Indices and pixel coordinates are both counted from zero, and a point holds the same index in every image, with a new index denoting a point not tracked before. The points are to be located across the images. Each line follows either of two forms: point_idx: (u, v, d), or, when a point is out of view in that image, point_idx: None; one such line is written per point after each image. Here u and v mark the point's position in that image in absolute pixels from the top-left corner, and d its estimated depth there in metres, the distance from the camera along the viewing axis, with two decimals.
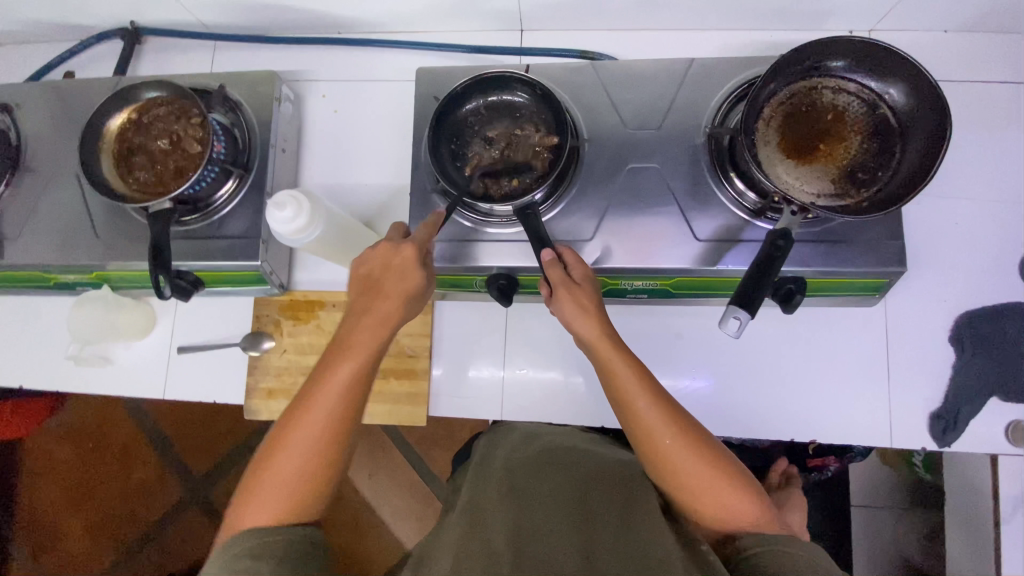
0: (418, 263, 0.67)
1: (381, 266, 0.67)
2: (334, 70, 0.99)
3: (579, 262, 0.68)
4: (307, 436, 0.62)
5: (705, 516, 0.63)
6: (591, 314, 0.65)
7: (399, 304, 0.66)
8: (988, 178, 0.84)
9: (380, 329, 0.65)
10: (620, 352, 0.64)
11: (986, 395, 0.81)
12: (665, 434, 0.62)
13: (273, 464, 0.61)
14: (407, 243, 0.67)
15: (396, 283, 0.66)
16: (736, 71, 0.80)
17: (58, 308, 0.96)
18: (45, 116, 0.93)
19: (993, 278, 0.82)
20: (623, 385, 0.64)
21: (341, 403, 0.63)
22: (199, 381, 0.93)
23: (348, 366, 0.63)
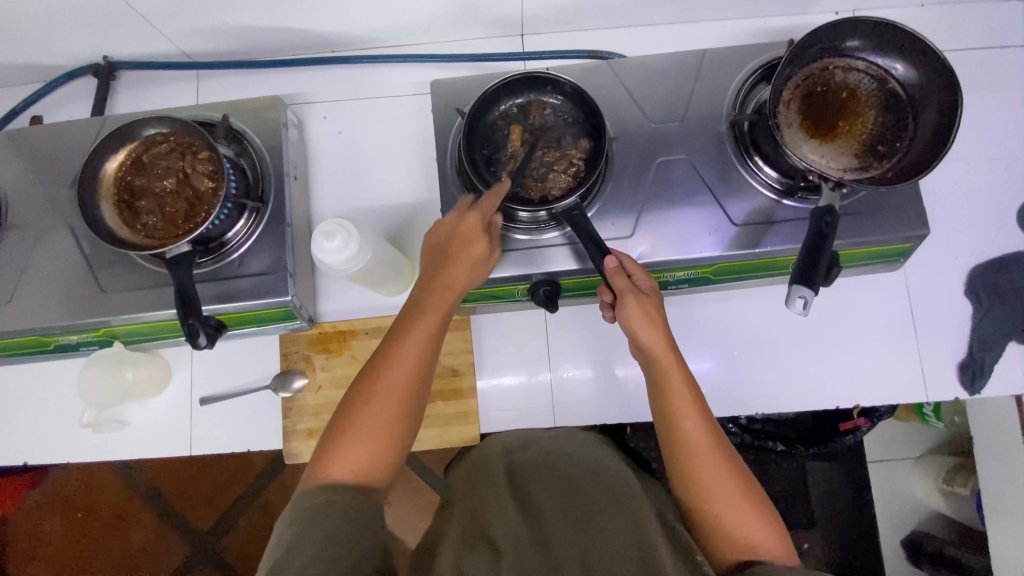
0: (484, 229, 0.68)
1: (440, 239, 0.69)
2: (333, 90, 0.95)
3: (642, 273, 0.70)
4: (389, 385, 0.61)
5: (727, 543, 0.62)
6: (657, 323, 0.65)
7: (469, 269, 0.67)
8: (978, 140, 0.90)
9: (455, 290, 0.67)
10: (673, 365, 0.65)
11: (1005, 340, 0.85)
12: (705, 458, 0.63)
13: (355, 415, 0.60)
14: (472, 211, 0.68)
15: (462, 248, 0.67)
16: (747, 58, 0.82)
17: (59, 373, 0.88)
18: (22, 167, 0.86)
19: (995, 231, 0.88)
20: (676, 401, 0.65)
21: (416, 358, 0.63)
22: (227, 432, 0.87)
23: (426, 322, 0.64)
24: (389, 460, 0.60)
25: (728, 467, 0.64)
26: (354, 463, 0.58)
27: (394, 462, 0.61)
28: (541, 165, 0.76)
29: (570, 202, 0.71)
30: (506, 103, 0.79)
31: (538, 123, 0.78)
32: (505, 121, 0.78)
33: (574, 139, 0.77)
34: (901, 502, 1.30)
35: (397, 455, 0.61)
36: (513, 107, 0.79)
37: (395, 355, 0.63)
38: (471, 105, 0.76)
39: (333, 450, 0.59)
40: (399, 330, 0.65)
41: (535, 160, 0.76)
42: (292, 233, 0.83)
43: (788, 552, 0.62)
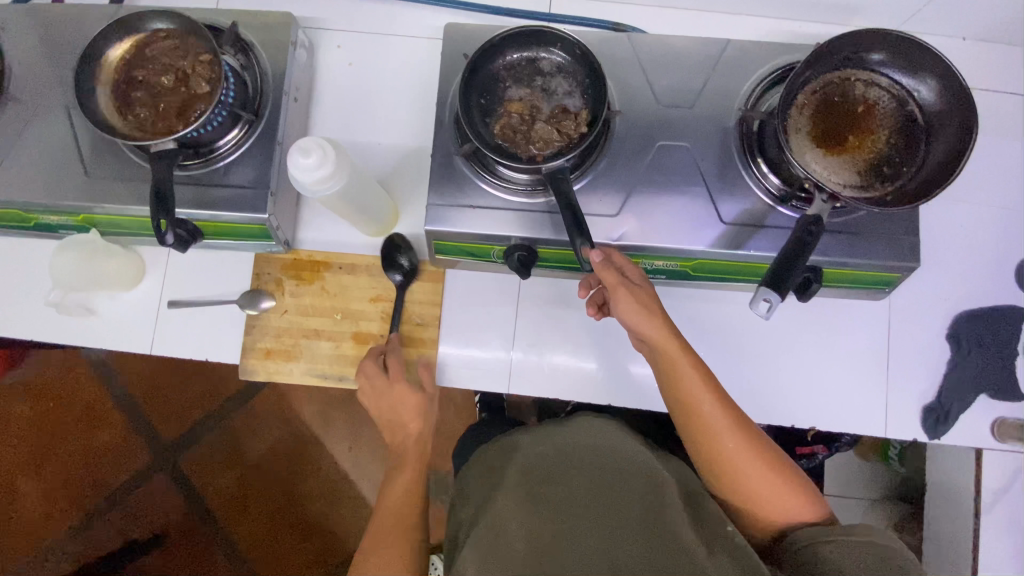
0: (402, 372, 0.80)
1: (392, 407, 0.80)
2: (351, 21, 0.94)
3: (631, 265, 0.71)
4: (389, 513, 0.73)
5: (765, 517, 0.67)
6: (656, 314, 0.67)
7: (416, 396, 0.80)
8: (993, 185, 0.87)
9: (416, 442, 0.80)
10: (682, 358, 0.66)
11: (977, 392, 0.83)
12: (730, 438, 0.65)
13: (375, 546, 0.69)
14: (393, 380, 0.80)
15: (407, 412, 0.80)
16: (771, 56, 0.79)
17: (36, 251, 0.89)
18: (33, 42, 0.86)
19: (990, 281, 0.86)
20: (689, 388, 0.66)
21: (405, 495, 0.75)
22: (190, 338, 0.88)
23: (405, 472, 0.77)
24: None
25: (758, 453, 0.66)
26: None
27: None
28: (538, 123, 0.74)
29: (558, 165, 0.70)
30: (514, 54, 0.77)
31: (543, 82, 0.76)
32: (508, 76, 0.76)
33: (576, 105, 0.75)
34: None
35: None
36: (520, 60, 0.77)
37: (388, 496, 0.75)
38: (476, 51, 0.74)
39: None
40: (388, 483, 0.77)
41: (531, 121, 0.75)
42: (281, 153, 0.83)
43: (824, 513, 0.67)
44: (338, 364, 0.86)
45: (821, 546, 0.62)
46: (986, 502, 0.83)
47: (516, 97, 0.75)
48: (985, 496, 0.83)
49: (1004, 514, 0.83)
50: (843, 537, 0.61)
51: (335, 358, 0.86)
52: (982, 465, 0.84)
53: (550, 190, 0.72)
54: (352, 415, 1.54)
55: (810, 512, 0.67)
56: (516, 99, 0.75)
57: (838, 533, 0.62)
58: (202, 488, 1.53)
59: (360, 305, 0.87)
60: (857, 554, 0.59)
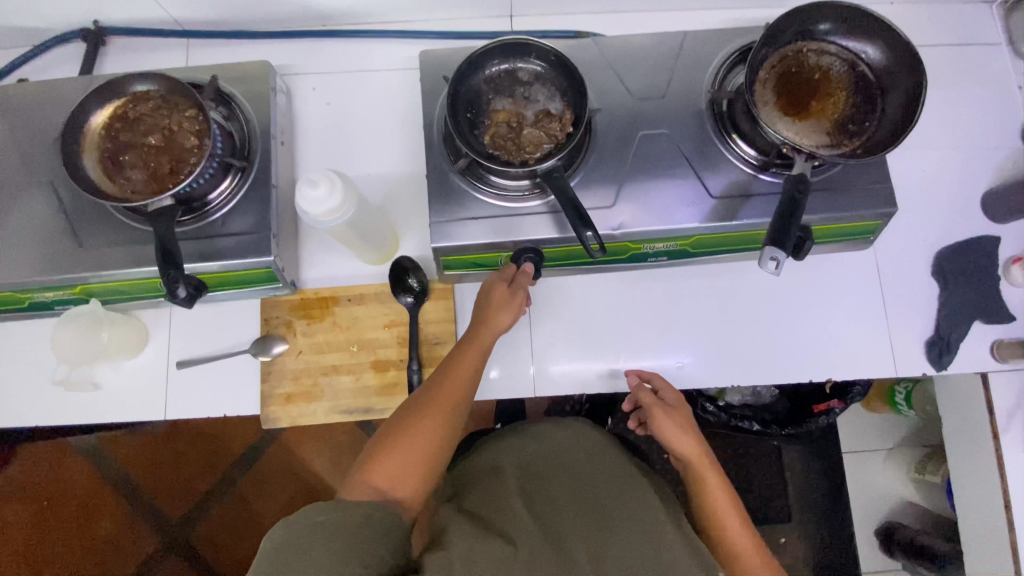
0: (510, 277, 0.79)
1: (486, 294, 0.78)
2: (324, 64, 0.97)
3: (667, 386, 0.85)
4: (448, 393, 0.72)
5: None
6: (690, 433, 0.82)
7: (516, 309, 0.77)
8: (945, 129, 0.94)
9: (495, 334, 0.77)
10: (710, 471, 0.81)
11: (971, 319, 0.88)
12: (740, 539, 0.78)
13: (418, 418, 0.69)
14: (501, 272, 0.80)
15: (501, 309, 0.77)
16: (727, 40, 0.85)
17: (31, 333, 0.86)
18: (6, 126, 0.85)
19: (961, 216, 0.92)
20: (716, 498, 0.80)
21: (462, 386, 0.72)
22: (205, 396, 0.86)
23: (473, 352, 0.75)
24: (426, 475, 0.68)
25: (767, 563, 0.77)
26: (395, 474, 0.66)
27: (429, 474, 0.69)
28: (526, 129, 0.77)
29: (552, 164, 0.74)
30: (493, 67, 0.80)
31: (523, 91, 0.80)
32: (489, 89, 0.80)
33: (559, 108, 0.79)
34: (870, 491, 1.35)
35: (437, 469, 0.70)
36: (498, 73, 0.81)
37: (450, 375, 0.73)
38: (457, 70, 0.78)
39: (379, 461, 0.66)
40: (452, 357, 0.75)
41: (518, 128, 0.78)
42: (276, 196, 0.84)
43: None
44: (362, 396, 0.86)
45: None
46: (1002, 422, 0.88)
47: (500, 107, 0.79)
48: (1000, 416, 0.87)
49: (1020, 431, 0.87)
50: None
51: (357, 391, 0.86)
52: (990, 387, 0.88)
53: (546, 188, 0.74)
54: None
55: None
56: (500, 110, 0.79)
57: None
58: (222, 561, 1.46)
59: (375, 334, 0.87)
60: None
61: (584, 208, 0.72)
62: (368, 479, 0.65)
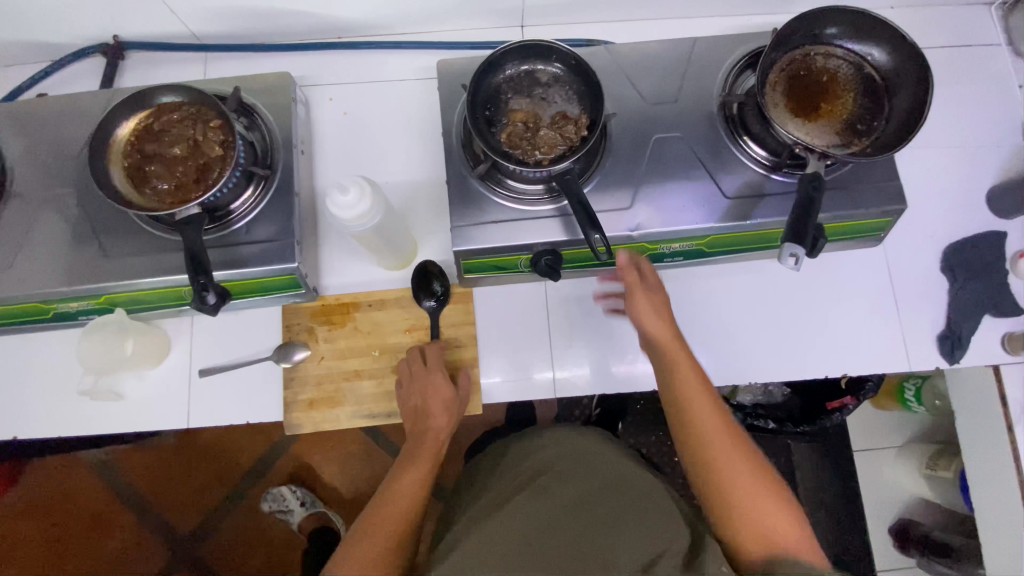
0: (441, 366, 0.84)
1: (426, 394, 0.82)
2: (340, 75, 0.99)
3: (651, 268, 0.79)
4: (399, 501, 0.76)
5: (755, 540, 0.68)
6: (662, 315, 0.76)
7: (448, 410, 0.83)
8: (948, 128, 0.97)
9: (437, 436, 0.83)
10: (679, 351, 0.74)
11: (981, 313, 0.90)
12: (727, 450, 0.70)
13: (369, 532, 0.72)
14: (433, 371, 0.83)
15: (437, 407, 0.82)
16: (736, 44, 0.88)
17: (54, 344, 0.87)
18: (28, 138, 0.86)
19: (967, 212, 0.94)
20: (696, 401, 0.72)
21: (411, 495, 0.76)
22: (227, 403, 0.87)
23: (417, 465, 0.79)
24: None
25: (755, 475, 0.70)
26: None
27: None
28: (543, 129, 0.79)
29: (564, 167, 0.75)
30: (513, 69, 0.82)
31: (541, 94, 0.82)
32: (507, 90, 0.82)
33: (575, 112, 0.81)
34: (882, 488, 1.36)
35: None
36: (517, 75, 0.83)
37: (397, 489, 0.77)
38: (477, 69, 0.79)
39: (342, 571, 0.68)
40: (396, 475, 0.79)
41: (534, 129, 0.79)
42: (298, 204, 0.85)
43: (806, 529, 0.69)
44: (384, 401, 0.87)
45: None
46: (1015, 414, 0.89)
47: (517, 108, 0.80)
48: (1012, 407, 0.89)
49: None
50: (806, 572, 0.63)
51: (380, 395, 0.87)
52: (1002, 379, 0.89)
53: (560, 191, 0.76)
54: (378, 467, 1.48)
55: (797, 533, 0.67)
56: (516, 111, 0.80)
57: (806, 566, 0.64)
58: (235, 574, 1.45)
59: (396, 338, 0.88)
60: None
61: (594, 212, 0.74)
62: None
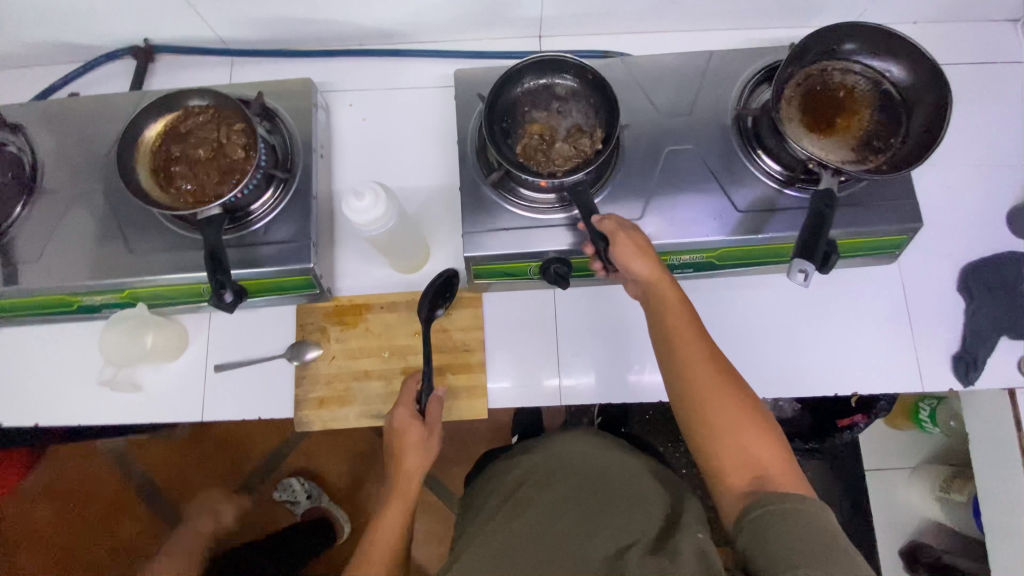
0: (411, 414, 0.83)
1: (397, 435, 0.83)
2: (360, 81, 1.01)
3: (628, 222, 0.77)
4: (376, 550, 0.79)
5: (734, 463, 0.64)
6: (645, 256, 0.73)
7: (419, 450, 0.83)
8: (970, 146, 0.95)
9: (414, 475, 0.84)
10: (669, 291, 0.72)
11: (998, 334, 0.89)
12: (704, 374, 0.67)
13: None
14: (397, 409, 0.83)
15: (407, 447, 0.82)
16: (752, 59, 0.88)
17: (77, 334, 0.90)
18: (60, 135, 0.90)
19: (987, 231, 0.92)
20: (673, 325, 0.70)
21: (386, 546, 0.79)
22: (240, 398, 0.89)
23: (393, 510, 0.82)
24: None
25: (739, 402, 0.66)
26: None
27: None
28: (559, 142, 0.80)
29: (577, 178, 0.76)
30: (531, 82, 0.84)
31: (557, 108, 0.83)
32: (524, 102, 0.83)
33: (589, 126, 0.82)
34: (893, 508, 1.33)
35: None
36: (535, 87, 0.84)
37: (374, 538, 0.80)
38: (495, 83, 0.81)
39: None
40: (375, 519, 0.83)
41: (550, 142, 0.80)
42: (315, 206, 0.87)
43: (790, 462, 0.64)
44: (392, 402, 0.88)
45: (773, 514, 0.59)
46: None
47: (533, 120, 0.82)
48: None
49: None
50: (786, 505, 0.59)
51: (388, 396, 0.88)
52: (1018, 403, 0.88)
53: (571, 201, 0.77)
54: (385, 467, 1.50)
55: (778, 463, 0.63)
56: (532, 122, 0.82)
57: (781, 499, 0.60)
58: None
59: (406, 340, 0.90)
60: (791, 523, 0.58)
61: (592, 223, 0.74)
62: None
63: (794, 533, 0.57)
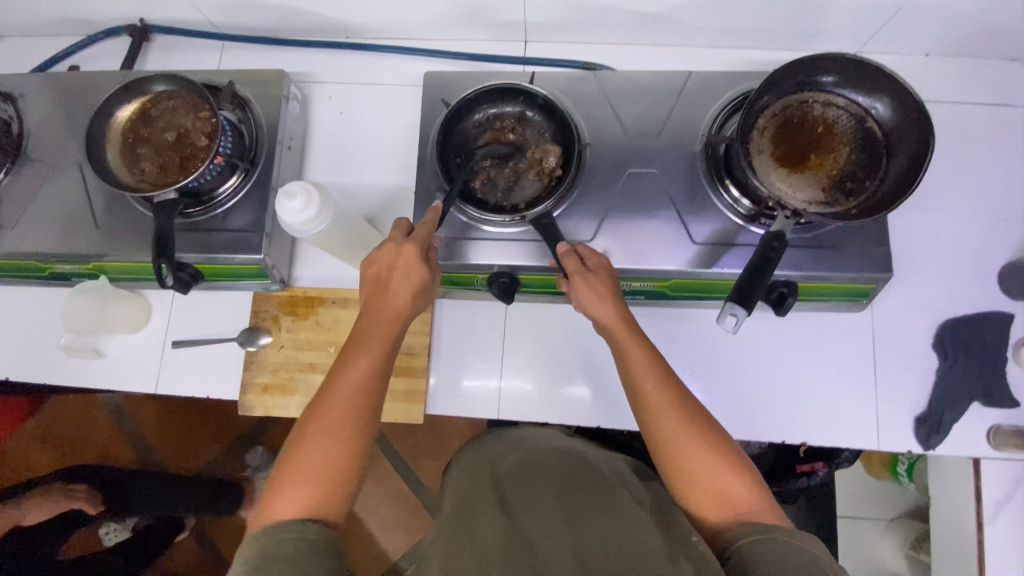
0: (420, 259, 0.68)
1: (393, 268, 0.68)
2: (342, 74, 1.01)
3: (594, 253, 0.73)
4: (346, 384, 0.63)
5: (708, 502, 0.60)
6: (606, 298, 0.69)
7: (413, 298, 0.68)
8: (968, 193, 0.89)
9: (396, 320, 0.67)
10: (627, 337, 0.68)
11: (969, 400, 0.83)
12: (669, 416, 0.63)
13: (310, 433, 0.60)
14: (407, 241, 0.68)
15: (405, 280, 0.67)
16: (732, 83, 0.84)
17: (50, 298, 0.95)
18: (49, 106, 0.94)
19: (973, 287, 0.86)
20: (632, 364, 0.67)
21: (360, 390, 0.63)
22: (191, 376, 0.92)
23: (366, 356, 0.65)
24: (342, 497, 0.59)
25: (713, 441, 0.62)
26: (300, 499, 0.57)
27: (342, 499, 0.59)
28: (517, 174, 0.82)
29: (543, 210, 0.77)
30: (483, 113, 0.85)
31: (511, 135, 0.84)
32: (478, 133, 0.85)
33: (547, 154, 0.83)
34: (862, 561, 1.27)
35: (347, 495, 0.60)
36: (488, 117, 0.85)
37: (343, 379, 0.63)
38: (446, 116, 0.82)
39: (280, 493, 0.57)
40: (341, 364, 0.65)
41: (508, 173, 0.82)
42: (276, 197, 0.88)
43: (771, 500, 0.60)
44: None
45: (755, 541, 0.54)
46: (988, 513, 0.82)
47: (489, 150, 0.83)
48: (986, 505, 0.82)
49: (1009, 525, 0.81)
50: (775, 535, 0.54)
51: None
52: (981, 474, 0.82)
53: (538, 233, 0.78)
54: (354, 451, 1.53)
55: (757, 501, 0.59)
56: (487, 153, 0.83)
57: (764, 530, 0.55)
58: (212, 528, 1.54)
59: None
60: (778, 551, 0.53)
61: (558, 253, 0.73)
62: (275, 518, 0.56)
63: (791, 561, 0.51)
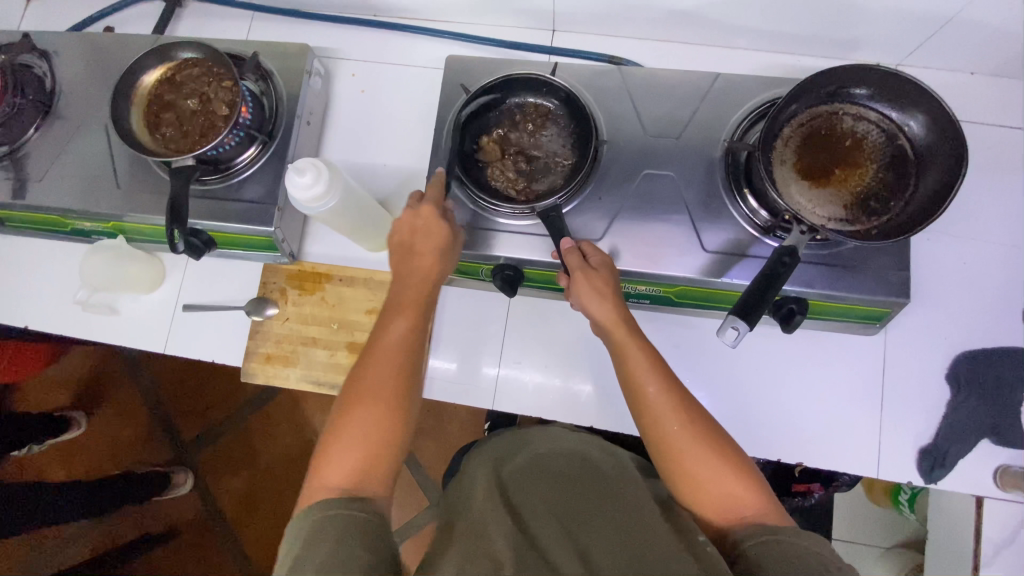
0: (439, 218, 0.69)
1: (421, 234, 0.68)
2: (367, 52, 1.01)
3: (598, 251, 0.72)
4: (382, 351, 0.62)
5: (709, 505, 0.59)
6: (606, 296, 0.68)
7: (436, 260, 0.68)
8: (1001, 221, 0.85)
9: (425, 283, 0.67)
10: (627, 335, 0.66)
11: (978, 436, 0.80)
12: (674, 420, 0.61)
13: (354, 404, 0.59)
14: (423, 203, 0.70)
15: (427, 241, 0.68)
16: (760, 89, 0.81)
17: (71, 253, 0.98)
18: (80, 65, 0.96)
19: (996, 321, 0.83)
20: (632, 365, 0.65)
21: (397, 356, 0.62)
22: (198, 339, 0.94)
23: (403, 319, 0.64)
24: (388, 466, 0.58)
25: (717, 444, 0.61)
26: (350, 467, 0.56)
27: (388, 469, 0.58)
28: (531, 166, 0.81)
29: (549, 204, 0.75)
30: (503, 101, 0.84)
31: (529, 125, 0.83)
32: (495, 120, 0.84)
33: (562, 149, 0.82)
34: None
35: (393, 464, 0.59)
36: (508, 105, 0.84)
37: (375, 351, 0.63)
38: (466, 102, 0.82)
39: (333, 461, 0.57)
40: (376, 333, 0.64)
41: (522, 164, 0.82)
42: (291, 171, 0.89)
43: (773, 501, 0.59)
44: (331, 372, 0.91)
45: (756, 546, 0.54)
46: (987, 553, 0.79)
47: (506, 139, 0.83)
48: (985, 546, 0.79)
49: (1008, 568, 0.78)
50: (779, 536, 0.53)
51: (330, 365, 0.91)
52: (983, 514, 0.80)
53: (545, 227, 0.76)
54: None
55: (760, 501, 0.58)
56: (503, 142, 0.82)
57: (769, 531, 0.54)
58: None
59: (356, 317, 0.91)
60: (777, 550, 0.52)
61: (570, 245, 0.72)
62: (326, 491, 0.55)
63: (800, 564, 0.50)
